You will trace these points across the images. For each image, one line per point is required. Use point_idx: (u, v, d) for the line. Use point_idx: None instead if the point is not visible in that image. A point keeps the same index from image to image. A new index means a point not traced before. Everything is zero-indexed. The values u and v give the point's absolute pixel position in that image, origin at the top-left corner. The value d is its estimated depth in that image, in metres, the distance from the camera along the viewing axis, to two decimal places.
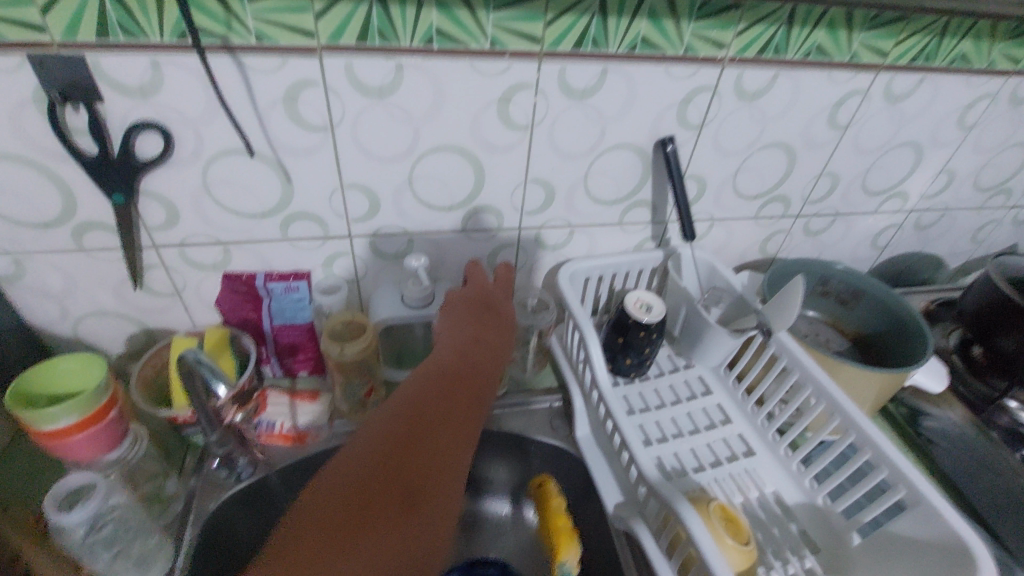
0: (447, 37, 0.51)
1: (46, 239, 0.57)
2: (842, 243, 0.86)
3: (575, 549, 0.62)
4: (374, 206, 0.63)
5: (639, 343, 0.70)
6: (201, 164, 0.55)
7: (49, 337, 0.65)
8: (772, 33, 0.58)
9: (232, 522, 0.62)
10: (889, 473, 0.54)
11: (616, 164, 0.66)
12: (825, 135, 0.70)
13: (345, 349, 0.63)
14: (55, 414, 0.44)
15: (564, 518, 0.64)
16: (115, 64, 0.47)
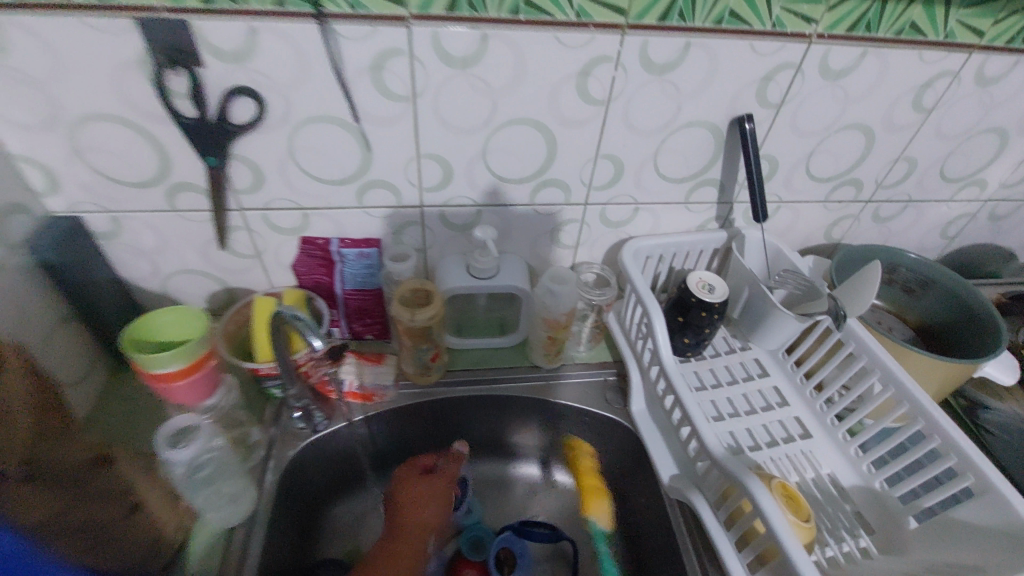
0: (533, 9, 0.52)
1: (143, 198, 0.60)
2: (910, 231, 0.84)
3: (604, 505, 0.73)
4: (448, 177, 0.64)
5: (699, 323, 0.71)
6: (288, 130, 0.57)
7: (140, 291, 0.70)
8: (865, 9, 0.56)
9: (306, 468, 0.68)
10: (957, 460, 0.53)
11: (689, 142, 0.65)
12: (907, 118, 0.67)
13: (415, 315, 0.65)
14: (165, 359, 0.47)
15: (593, 477, 0.75)
16: (215, 30, 0.49)
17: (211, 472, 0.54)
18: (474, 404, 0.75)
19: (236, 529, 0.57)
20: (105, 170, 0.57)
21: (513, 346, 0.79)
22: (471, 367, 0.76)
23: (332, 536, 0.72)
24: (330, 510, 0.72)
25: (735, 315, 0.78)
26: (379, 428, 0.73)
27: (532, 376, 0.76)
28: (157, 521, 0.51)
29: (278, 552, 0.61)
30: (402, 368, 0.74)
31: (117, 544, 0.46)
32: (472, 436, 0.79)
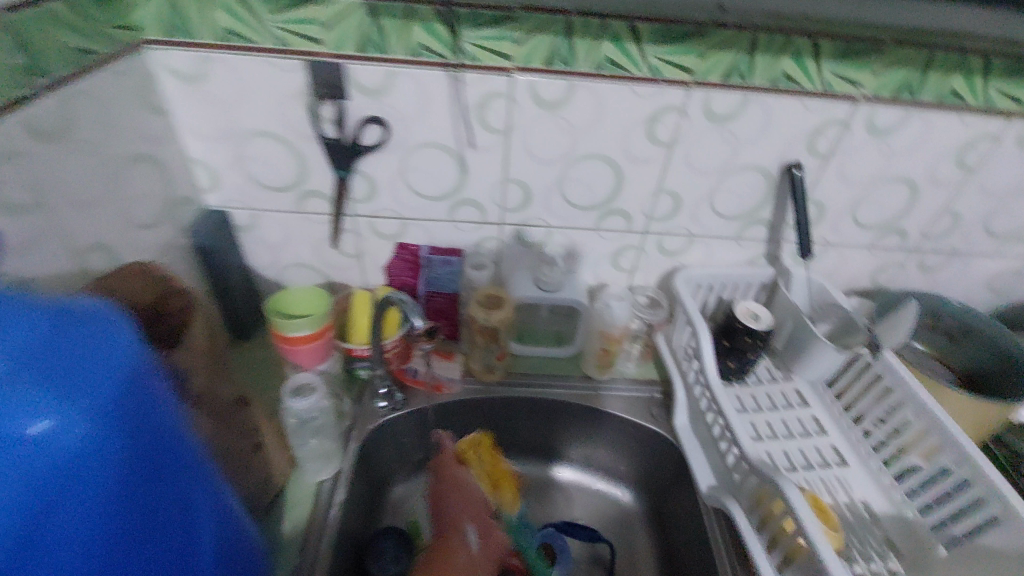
0: (616, 66, 0.63)
1: (280, 200, 0.73)
2: (957, 283, 0.87)
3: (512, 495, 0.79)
4: (528, 200, 0.75)
5: (743, 348, 0.77)
6: (404, 152, 0.69)
7: (259, 278, 0.82)
8: (907, 77, 0.64)
9: (378, 444, 0.76)
10: (983, 490, 0.58)
11: (743, 183, 0.73)
12: (950, 174, 0.73)
13: (489, 316, 0.75)
14: (300, 325, 0.59)
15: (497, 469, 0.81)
16: (363, 71, 0.62)
17: (318, 425, 0.64)
18: (528, 406, 0.83)
19: (323, 484, 0.66)
20: (256, 175, 0.71)
21: (568, 357, 0.87)
22: (529, 372, 0.85)
23: (392, 510, 0.80)
24: (390, 488, 0.80)
25: (778, 346, 0.83)
26: (443, 418, 0.81)
27: (583, 385, 0.83)
28: (270, 462, 0.60)
29: (353, 511, 0.70)
30: (469, 366, 0.83)
31: (243, 472, 0.56)
32: (522, 436, 0.86)
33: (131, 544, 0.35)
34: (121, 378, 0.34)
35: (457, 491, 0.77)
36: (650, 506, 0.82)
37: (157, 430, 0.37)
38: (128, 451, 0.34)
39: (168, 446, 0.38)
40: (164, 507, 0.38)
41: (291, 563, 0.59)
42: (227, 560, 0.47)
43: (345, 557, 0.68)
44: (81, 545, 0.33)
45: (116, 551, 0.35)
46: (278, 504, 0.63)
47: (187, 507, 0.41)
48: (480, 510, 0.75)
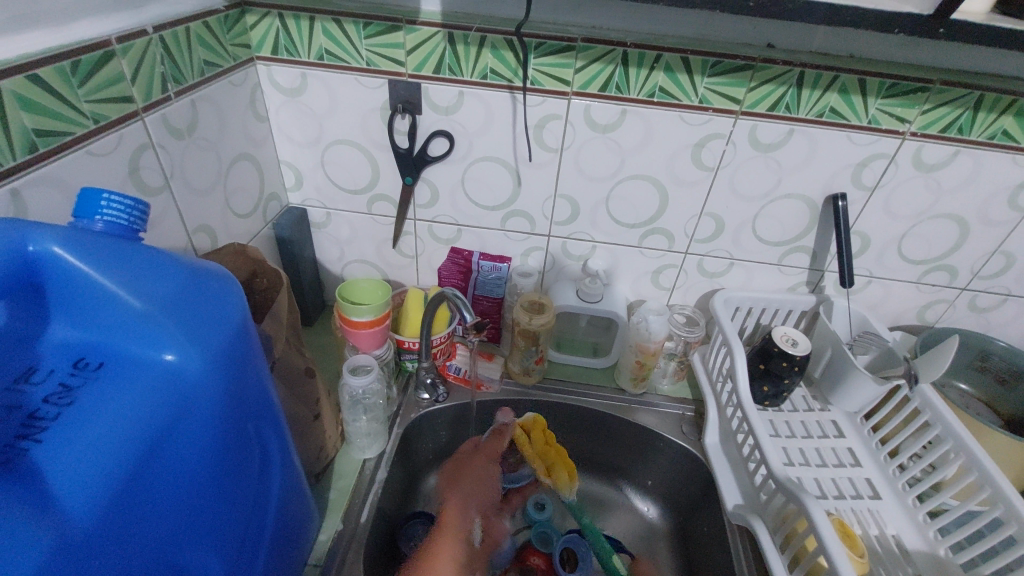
0: (667, 93, 0.67)
1: (352, 201, 0.82)
2: (1011, 326, 0.85)
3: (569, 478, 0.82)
4: (575, 214, 0.80)
5: (779, 373, 0.78)
6: (465, 164, 0.76)
7: (326, 271, 0.91)
8: (957, 116, 0.65)
9: (418, 433, 0.82)
10: (1018, 528, 0.57)
11: (786, 210, 0.76)
12: (1003, 214, 0.73)
13: (532, 320, 0.79)
14: (363, 310, 0.66)
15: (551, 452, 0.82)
16: (436, 90, 0.70)
17: (369, 404, 0.70)
18: (564, 413, 0.87)
19: (368, 461, 0.72)
20: (334, 178, 0.80)
21: (604, 369, 0.91)
22: (565, 380, 0.88)
23: (426, 498, 0.84)
24: (426, 477, 0.85)
25: (817, 375, 0.84)
26: (481, 416, 0.86)
27: (617, 397, 0.86)
28: (325, 434, 0.66)
29: (392, 489, 0.75)
30: (509, 368, 0.88)
31: (302, 438, 0.62)
32: (557, 442, 0.90)
33: (229, 471, 0.41)
34: (236, 328, 0.40)
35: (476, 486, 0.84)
36: (676, 523, 0.83)
37: (253, 376, 0.43)
38: (233, 390, 0.40)
39: (257, 392, 0.44)
40: (250, 445, 0.44)
41: (334, 526, 0.65)
42: (285, 506, 0.52)
43: (381, 533, 0.73)
44: (196, 466, 0.38)
45: (217, 477, 0.40)
46: (327, 474, 0.70)
47: (264, 450, 0.46)
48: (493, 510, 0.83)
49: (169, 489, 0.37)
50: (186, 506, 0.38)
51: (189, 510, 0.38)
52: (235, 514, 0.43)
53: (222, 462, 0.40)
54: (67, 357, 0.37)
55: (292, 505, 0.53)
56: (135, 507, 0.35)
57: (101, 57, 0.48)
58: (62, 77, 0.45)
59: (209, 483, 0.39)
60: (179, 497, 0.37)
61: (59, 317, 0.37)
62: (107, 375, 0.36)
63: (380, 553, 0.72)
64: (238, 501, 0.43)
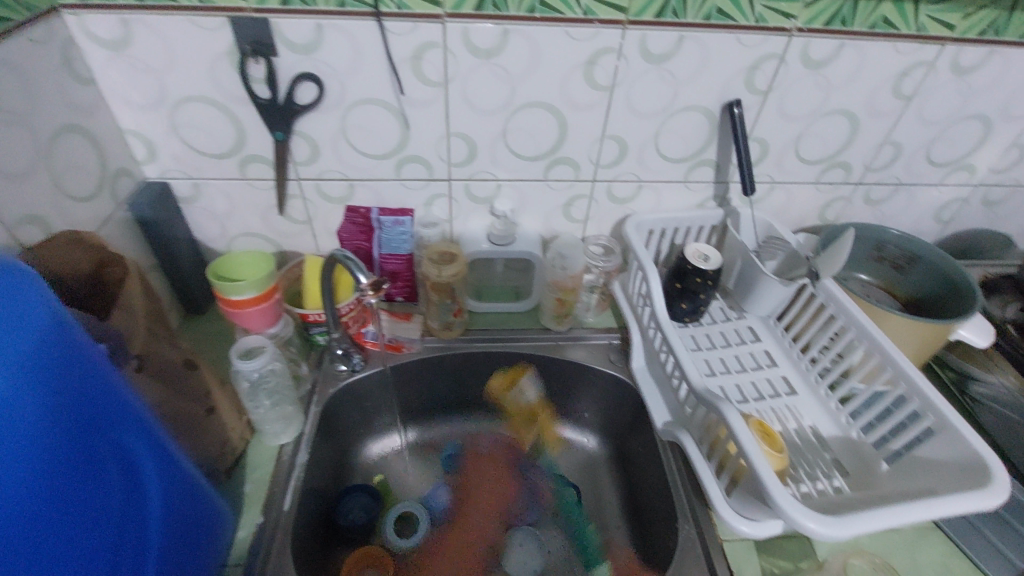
0: (548, 7, 0.62)
1: (220, 168, 0.72)
2: (903, 214, 0.90)
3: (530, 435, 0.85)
4: (472, 153, 0.74)
5: (695, 289, 0.78)
6: (342, 110, 0.68)
7: (208, 250, 0.82)
8: (840, 6, 0.64)
9: (340, 408, 0.77)
10: (919, 402, 0.60)
11: (685, 124, 0.74)
12: (889, 104, 0.74)
13: (442, 271, 0.75)
14: (243, 287, 0.59)
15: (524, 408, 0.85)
16: (289, 26, 0.61)
17: (272, 387, 0.64)
18: (492, 360, 0.84)
19: (284, 446, 0.67)
20: (193, 143, 0.70)
21: (527, 312, 0.88)
22: (488, 327, 0.85)
23: (362, 471, 0.81)
24: (359, 449, 0.82)
25: (730, 286, 0.86)
26: (405, 378, 0.82)
27: (543, 336, 0.85)
28: (225, 427, 0.60)
29: (317, 471, 0.71)
30: (428, 326, 0.83)
31: (195, 438, 0.56)
32: (488, 392, 0.88)
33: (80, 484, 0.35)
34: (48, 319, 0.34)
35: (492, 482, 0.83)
36: (615, 449, 0.85)
37: (75, 377, 0.36)
38: (51, 399, 0.33)
39: (92, 393, 0.37)
40: (100, 455, 0.38)
41: (255, 521, 0.60)
42: (175, 507, 0.47)
43: (314, 515, 0.70)
44: (35, 479, 0.32)
45: (64, 493, 0.34)
46: (241, 468, 0.64)
47: (124, 455, 0.40)
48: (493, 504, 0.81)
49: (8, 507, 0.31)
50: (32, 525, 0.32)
51: (37, 541, 0.32)
52: (103, 530, 0.37)
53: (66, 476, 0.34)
54: None
55: (185, 504, 0.48)
56: None
57: None
58: None
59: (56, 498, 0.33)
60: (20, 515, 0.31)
61: None
62: None
63: (316, 534, 0.69)
64: (103, 517, 0.37)
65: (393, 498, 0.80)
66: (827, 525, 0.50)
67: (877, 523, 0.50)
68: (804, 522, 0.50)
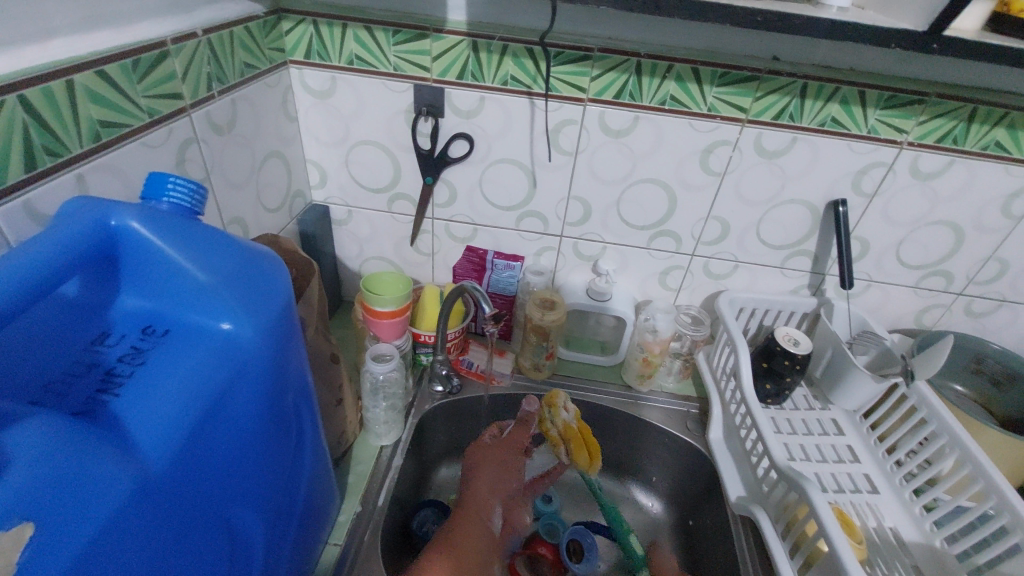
0: (677, 102, 0.71)
1: (373, 200, 0.86)
2: (1005, 331, 0.89)
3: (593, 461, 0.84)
4: (587, 214, 0.83)
5: (781, 371, 0.81)
6: (484, 165, 0.80)
7: (344, 267, 0.94)
8: (951, 126, 0.69)
9: (433, 423, 0.85)
10: (1009, 518, 0.59)
11: (788, 215, 0.79)
12: (996, 222, 0.77)
13: (545, 315, 0.83)
14: (386, 301, 0.70)
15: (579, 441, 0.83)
16: (459, 95, 0.74)
17: (389, 391, 0.73)
18: (573, 408, 0.89)
19: (384, 448, 0.75)
20: (358, 178, 0.84)
21: (611, 367, 0.93)
22: (573, 375, 0.91)
23: (438, 489, 0.87)
24: (438, 468, 0.88)
25: (817, 375, 0.87)
26: (493, 408, 0.89)
27: (624, 393, 0.89)
28: (346, 420, 0.69)
29: (406, 476, 0.78)
30: (519, 364, 0.91)
31: (326, 422, 0.65)
32: None
33: (270, 440, 0.43)
34: (282, 307, 0.42)
35: (499, 473, 0.84)
36: (679, 519, 0.85)
37: (287, 352, 0.43)
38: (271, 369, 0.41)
39: (296, 368, 0.45)
40: (288, 419, 0.46)
41: (353, 508, 0.67)
42: (314, 480, 0.54)
43: (398, 517, 0.76)
44: (247, 429, 0.41)
45: (257, 448, 0.42)
46: (346, 459, 0.72)
47: (299, 425, 0.48)
48: (517, 498, 0.85)
49: (230, 441, 0.39)
50: (242, 462, 0.41)
51: (235, 469, 0.40)
52: (270, 482, 0.44)
53: (262, 434, 0.42)
54: (136, 323, 0.39)
55: (318, 481, 0.55)
56: (203, 460, 0.37)
57: (156, 57, 0.52)
58: (124, 73, 0.49)
59: (253, 449, 0.41)
60: (237, 453, 0.40)
61: (131, 289, 0.39)
62: (173, 339, 0.38)
63: (397, 537, 0.75)
64: (272, 472, 0.44)
65: None
66: None
67: None
68: None
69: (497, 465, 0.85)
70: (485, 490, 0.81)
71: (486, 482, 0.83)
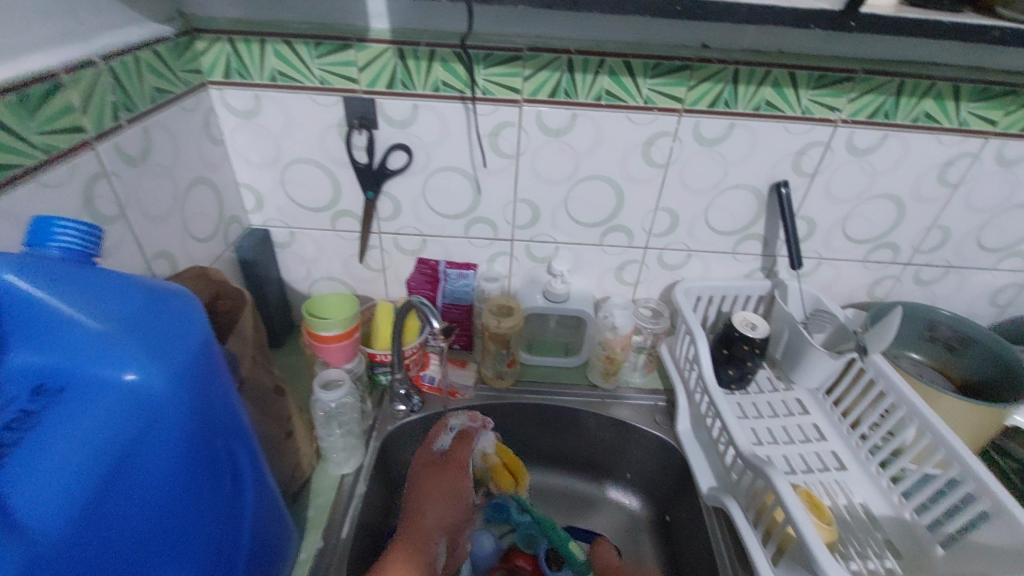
0: (613, 96, 0.70)
1: (315, 219, 0.83)
2: (956, 296, 0.91)
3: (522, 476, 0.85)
4: (536, 216, 0.82)
5: (742, 356, 0.81)
6: (425, 175, 0.78)
7: (292, 290, 0.91)
8: (881, 102, 0.70)
9: (397, 445, 0.82)
10: (974, 485, 0.59)
11: (734, 200, 0.79)
12: (935, 190, 0.78)
13: (501, 322, 0.81)
14: (332, 325, 0.68)
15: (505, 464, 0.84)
16: (391, 105, 0.72)
17: (344, 418, 0.71)
18: (540, 412, 0.87)
19: (345, 476, 0.72)
20: (296, 198, 0.81)
21: (576, 368, 0.92)
22: (538, 380, 0.89)
23: None
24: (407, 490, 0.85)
25: (777, 356, 0.87)
26: None
27: (590, 392, 0.88)
28: (299, 452, 0.66)
29: (373, 502, 0.75)
30: (482, 373, 0.89)
31: (275, 458, 0.62)
32: (536, 444, 0.90)
33: (199, 489, 0.40)
34: (196, 348, 0.39)
35: (441, 499, 0.77)
36: (657, 514, 0.85)
37: (211, 395, 0.40)
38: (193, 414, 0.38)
39: (223, 409, 0.42)
40: (223, 465, 0.43)
41: (315, 544, 0.65)
42: (262, 521, 0.51)
43: (365, 548, 0.73)
44: (167, 482, 0.38)
45: (181, 501, 0.39)
46: (304, 493, 0.69)
47: (236, 468, 0.45)
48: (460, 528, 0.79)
49: (144, 497, 0.37)
50: (162, 518, 0.38)
51: (154, 529, 0.38)
52: (203, 534, 0.41)
53: (188, 484, 0.39)
54: (29, 382, 0.35)
55: (268, 520, 0.52)
56: (106, 522, 0.36)
57: (49, 89, 0.48)
58: (11, 110, 0.45)
59: (178, 502, 0.39)
60: (156, 509, 0.38)
61: (19, 345, 0.35)
62: (70, 397, 0.35)
63: (368, 567, 0.72)
64: (204, 524, 0.41)
65: None
66: None
67: None
68: None
69: (440, 488, 0.78)
70: (431, 521, 0.75)
71: (432, 511, 0.76)
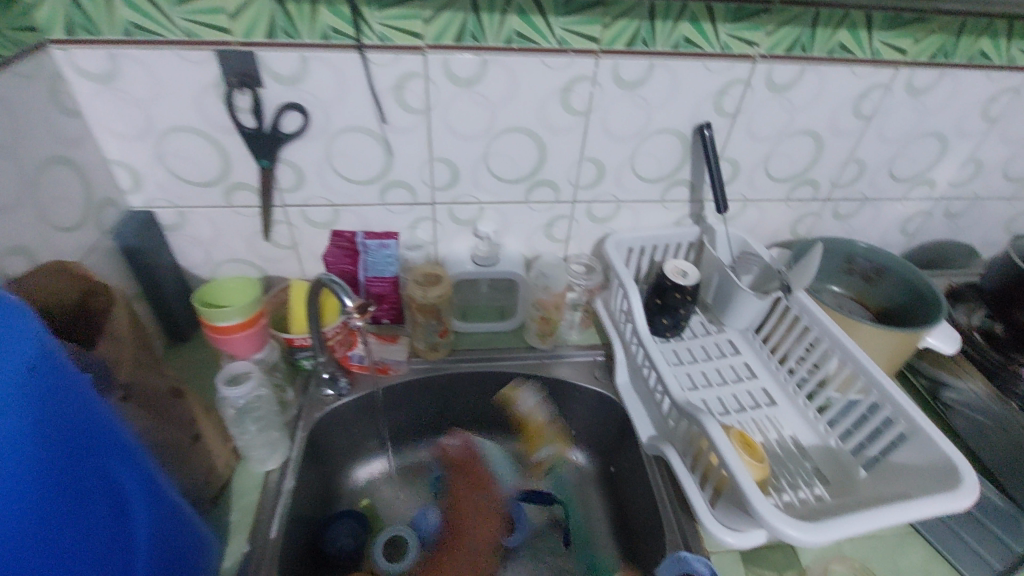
0: (525, 38, 0.64)
1: (205, 196, 0.73)
2: (870, 227, 0.94)
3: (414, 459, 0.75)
4: (455, 176, 0.76)
5: (674, 305, 0.80)
6: (327, 138, 0.70)
7: (192, 277, 0.82)
8: (798, 34, 0.68)
9: (328, 432, 0.77)
10: (892, 409, 0.63)
11: (659, 146, 0.77)
12: (850, 124, 0.78)
13: (427, 293, 0.76)
14: (230, 313, 0.62)
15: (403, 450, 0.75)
16: (275, 58, 0.63)
17: (260, 413, 0.65)
18: (478, 380, 0.84)
19: (271, 473, 0.67)
20: (180, 173, 0.71)
21: (512, 331, 0.90)
22: (475, 347, 0.86)
23: (349, 494, 0.81)
24: (345, 475, 0.81)
25: (708, 301, 0.88)
26: (392, 401, 0.82)
27: (528, 355, 0.85)
28: (210, 455, 0.61)
29: (305, 495, 0.71)
30: (414, 347, 0.84)
31: (181, 466, 0.56)
32: (477, 412, 0.88)
33: (69, 509, 0.35)
34: (28, 353, 0.33)
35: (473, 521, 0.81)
36: (602, 467, 0.85)
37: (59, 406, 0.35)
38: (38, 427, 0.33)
39: (80, 417, 0.37)
40: (90, 486, 0.37)
41: (241, 549, 0.60)
42: (162, 540, 0.46)
43: (302, 543, 0.69)
44: (29, 507, 0.32)
45: (48, 529, 0.33)
46: (225, 497, 0.64)
47: (112, 482, 0.40)
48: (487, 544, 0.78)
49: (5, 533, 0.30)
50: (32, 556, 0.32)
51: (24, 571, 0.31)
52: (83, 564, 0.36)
53: (54, 505, 0.34)
54: None
55: (168, 539, 0.47)
56: None
57: None
58: None
59: (46, 529, 0.33)
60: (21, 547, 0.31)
61: None
62: None
63: (304, 561, 0.68)
64: (82, 552, 0.36)
65: (382, 523, 0.79)
66: (809, 531, 0.51)
67: (856, 526, 0.52)
68: (786, 529, 0.51)
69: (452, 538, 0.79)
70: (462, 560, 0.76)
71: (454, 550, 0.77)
